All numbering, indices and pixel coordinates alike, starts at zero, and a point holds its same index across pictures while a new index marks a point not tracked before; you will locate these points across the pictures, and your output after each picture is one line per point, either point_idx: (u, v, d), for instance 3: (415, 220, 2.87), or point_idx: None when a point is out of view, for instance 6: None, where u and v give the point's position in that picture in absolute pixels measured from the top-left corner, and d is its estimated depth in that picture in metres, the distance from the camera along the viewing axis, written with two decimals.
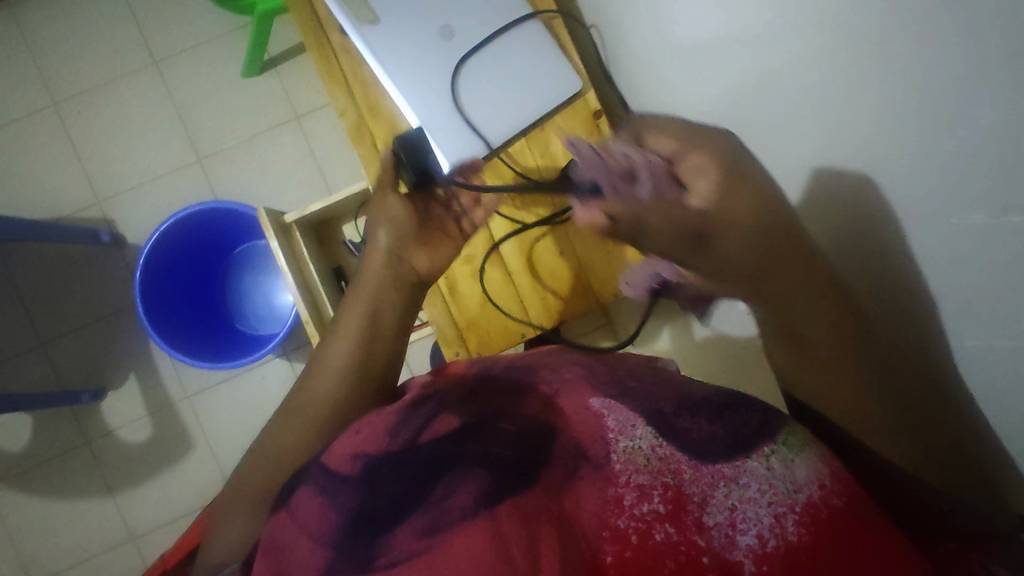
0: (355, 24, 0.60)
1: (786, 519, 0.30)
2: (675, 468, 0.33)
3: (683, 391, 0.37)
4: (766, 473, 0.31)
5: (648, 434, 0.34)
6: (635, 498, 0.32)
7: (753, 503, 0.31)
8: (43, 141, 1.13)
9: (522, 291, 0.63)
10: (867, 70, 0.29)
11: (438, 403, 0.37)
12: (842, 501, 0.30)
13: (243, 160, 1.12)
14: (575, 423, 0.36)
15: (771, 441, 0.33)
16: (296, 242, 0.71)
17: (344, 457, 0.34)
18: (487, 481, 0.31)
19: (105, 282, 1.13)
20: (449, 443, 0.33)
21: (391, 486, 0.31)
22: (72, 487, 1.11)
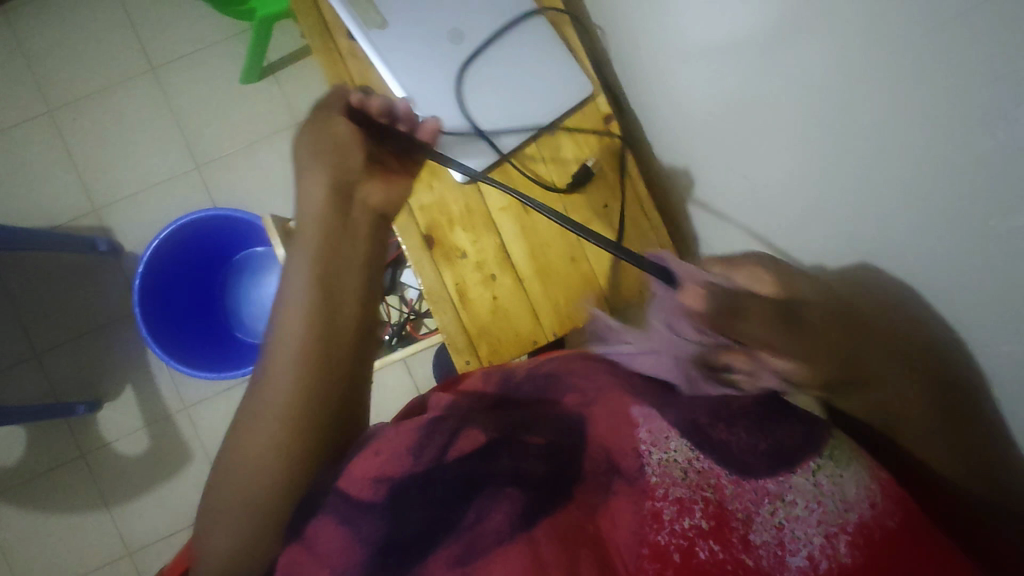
0: (363, 27, 0.59)
1: (837, 540, 0.28)
2: (715, 483, 0.31)
3: (726, 397, 0.35)
4: (813, 490, 0.29)
5: (683, 447, 0.32)
6: (675, 512, 0.30)
7: (800, 522, 0.29)
8: (38, 149, 1.11)
9: (534, 300, 0.62)
10: (909, 69, 0.27)
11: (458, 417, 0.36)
12: (896, 522, 0.27)
13: (242, 167, 1.11)
14: (603, 433, 0.35)
15: (816, 454, 0.31)
16: None
17: (364, 481, 0.32)
18: (520, 501, 0.31)
19: (102, 291, 1.11)
20: (475, 462, 0.33)
21: (420, 512, 0.31)
22: (66, 501, 1.08)
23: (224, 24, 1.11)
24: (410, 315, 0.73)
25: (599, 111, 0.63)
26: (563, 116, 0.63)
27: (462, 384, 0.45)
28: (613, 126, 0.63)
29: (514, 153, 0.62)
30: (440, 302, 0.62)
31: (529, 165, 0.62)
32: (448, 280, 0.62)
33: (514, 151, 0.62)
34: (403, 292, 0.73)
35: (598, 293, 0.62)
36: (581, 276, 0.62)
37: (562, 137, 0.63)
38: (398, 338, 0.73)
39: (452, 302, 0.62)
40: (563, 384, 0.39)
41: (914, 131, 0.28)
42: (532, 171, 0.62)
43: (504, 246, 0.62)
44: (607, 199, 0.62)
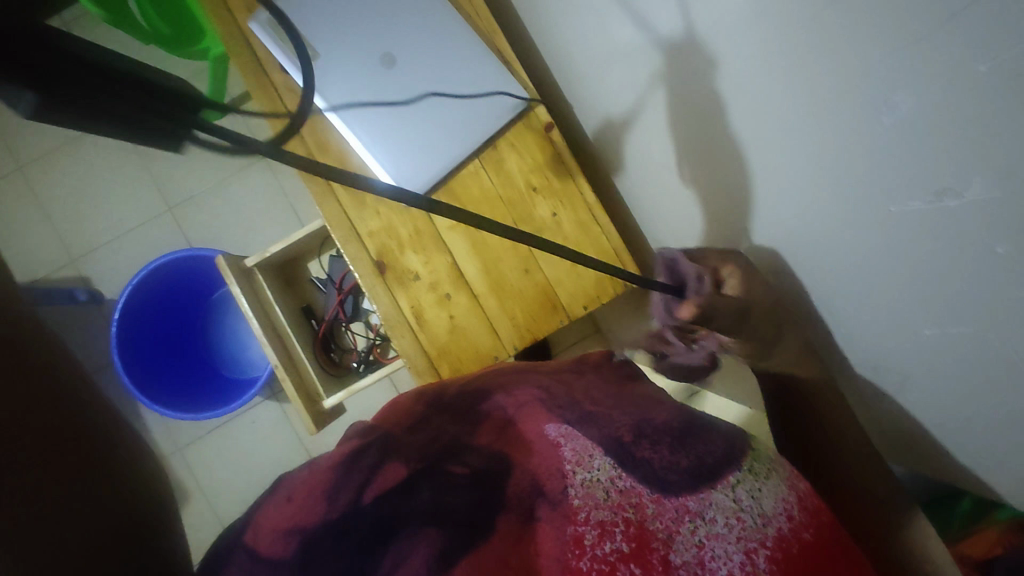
0: (295, 59, 0.60)
1: (757, 555, 0.29)
2: (636, 502, 0.32)
3: (642, 417, 0.39)
4: (733, 506, 0.32)
5: (606, 466, 0.34)
6: (596, 537, 0.30)
7: (720, 539, 0.30)
8: (12, 206, 1.16)
9: (492, 316, 0.62)
10: (814, 63, 0.30)
11: (380, 450, 0.37)
12: (809, 534, 0.31)
13: (215, 206, 1.16)
14: (532, 450, 0.38)
15: (737, 468, 0.34)
16: (259, 285, 0.67)
17: (274, 533, 0.31)
18: (438, 540, 0.31)
19: (88, 343, 1.15)
20: (395, 499, 0.34)
21: (330, 554, 0.31)
22: None
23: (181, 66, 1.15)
24: (376, 340, 0.73)
25: (539, 121, 0.63)
26: (504, 126, 0.62)
27: (395, 403, 0.48)
28: (555, 133, 0.62)
29: (455, 172, 0.62)
30: (396, 325, 0.62)
31: (472, 184, 0.62)
32: (402, 303, 0.62)
33: (454, 170, 0.62)
34: (367, 317, 0.74)
35: (554, 305, 0.62)
36: (537, 288, 0.62)
37: (504, 151, 0.63)
38: (366, 365, 0.73)
39: (408, 325, 0.62)
40: (494, 408, 0.43)
41: (821, 113, 0.31)
42: (478, 190, 0.62)
43: (456, 264, 0.62)
44: (555, 207, 0.62)
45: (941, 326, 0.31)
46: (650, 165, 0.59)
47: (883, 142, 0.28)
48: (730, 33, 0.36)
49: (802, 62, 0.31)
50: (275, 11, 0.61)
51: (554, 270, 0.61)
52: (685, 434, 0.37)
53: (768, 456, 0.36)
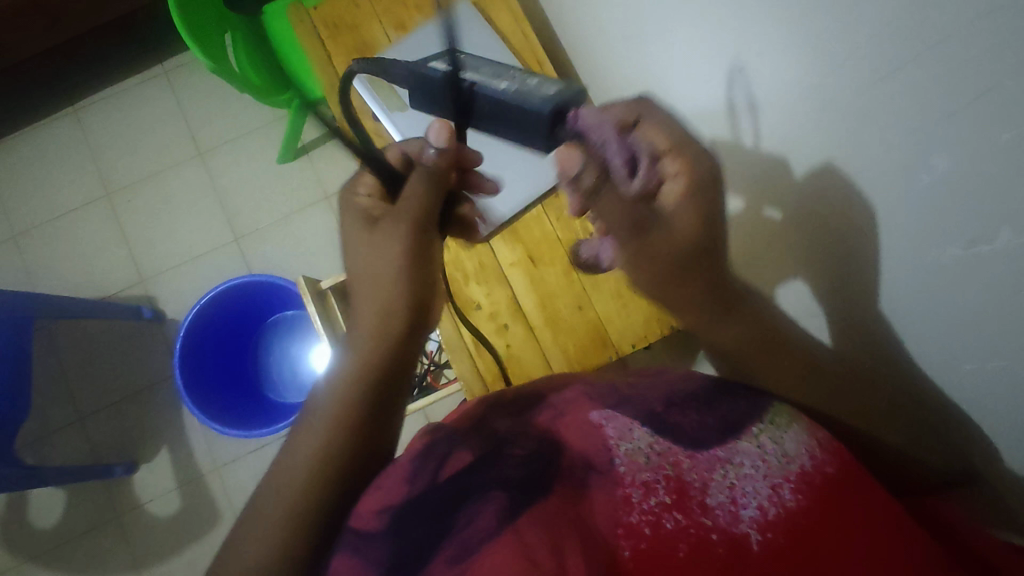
0: (386, 110, 0.69)
1: (782, 488, 0.33)
2: (674, 461, 0.36)
3: (670, 390, 0.43)
4: (758, 451, 0.35)
5: (644, 435, 0.38)
6: (642, 495, 0.35)
7: (749, 479, 0.34)
8: (94, 226, 1.27)
9: (545, 346, 0.67)
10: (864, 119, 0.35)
11: (445, 442, 0.41)
12: (833, 469, 0.33)
13: (277, 238, 1.25)
14: (578, 434, 0.40)
15: (760, 420, 0.37)
16: (330, 305, 0.74)
17: (369, 514, 0.35)
18: (504, 501, 0.35)
19: (145, 358, 1.23)
20: (464, 477, 0.37)
21: (415, 518, 0.35)
22: (102, 563, 1.16)
23: (262, 113, 1.28)
24: (431, 365, 0.78)
25: None
26: None
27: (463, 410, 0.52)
28: None
29: (520, 214, 0.69)
30: (456, 351, 0.67)
31: (535, 227, 0.69)
32: (464, 330, 0.67)
33: (520, 214, 0.69)
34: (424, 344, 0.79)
35: (603, 339, 0.66)
36: (589, 323, 0.67)
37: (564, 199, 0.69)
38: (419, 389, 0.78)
39: (467, 351, 0.67)
40: (543, 404, 0.45)
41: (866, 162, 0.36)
42: (540, 233, 0.69)
43: (515, 298, 0.68)
44: None
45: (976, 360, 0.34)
46: None
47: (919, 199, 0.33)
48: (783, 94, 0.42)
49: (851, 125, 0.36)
50: None
51: (605, 307, 0.66)
52: (710, 399, 0.40)
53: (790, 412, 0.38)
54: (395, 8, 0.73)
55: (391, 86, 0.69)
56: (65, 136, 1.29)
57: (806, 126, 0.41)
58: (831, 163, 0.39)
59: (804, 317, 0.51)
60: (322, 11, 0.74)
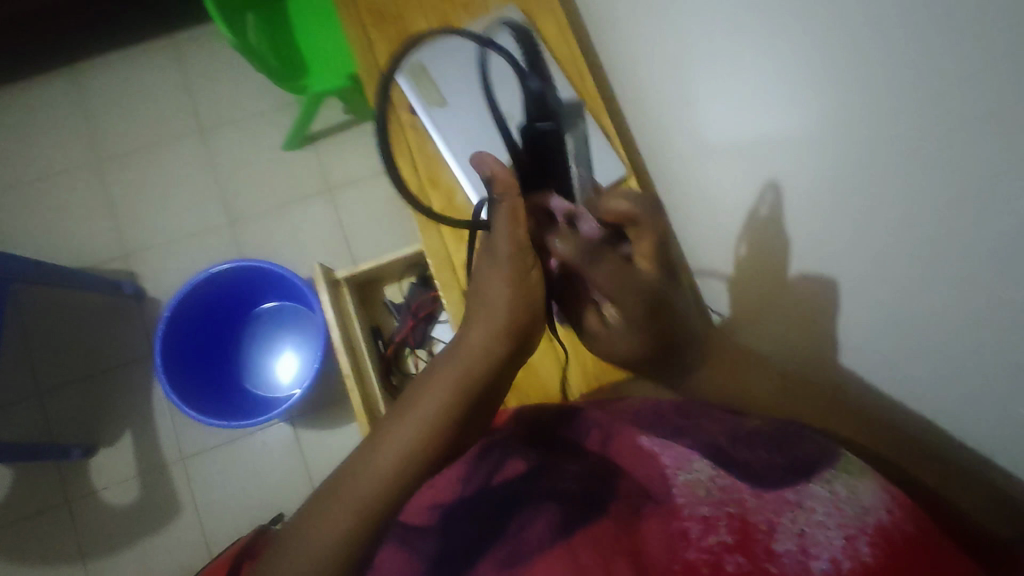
0: (426, 104, 0.68)
1: (859, 541, 0.29)
2: (737, 499, 0.33)
3: (736, 427, 0.41)
4: (831, 497, 0.32)
5: (705, 467, 0.37)
6: (702, 530, 0.32)
7: (821, 526, 0.30)
8: (79, 192, 1.21)
9: (565, 362, 0.66)
10: None
11: (498, 453, 0.44)
12: (911, 527, 0.30)
13: (274, 226, 1.21)
14: (628, 461, 0.41)
15: (832, 467, 0.35)
16: (343, 297, 0.72)
17: (422, 509, 0.39)
18: (558, 514, 0.36)
19: (118, 336, 1.16)
20: (517, 486, 0.40)
21: (467, 518, 0.38)
22: (45, 551, 1.09)
23: (272, 97, 1.24)
24: None
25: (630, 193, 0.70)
26: None
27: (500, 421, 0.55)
28: None
29: None
30: None
31: None
32: None
33: None
34: (432, 347, 0.78)
35: None
36: None
37: None
38: None
39: None
40: (586, 430, 0.47)
41: None
42: None
43: None
44: None
45: None
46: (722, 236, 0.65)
47: None
48: None
49: None
50: (416, 63, 0.70)
51: None
52: (781, 440, 0.38)
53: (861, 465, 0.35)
54: (441, 5, 0.73)
55: (433, 82, 0.69)
56: (59, 96, 1.24)
57: None
58: None
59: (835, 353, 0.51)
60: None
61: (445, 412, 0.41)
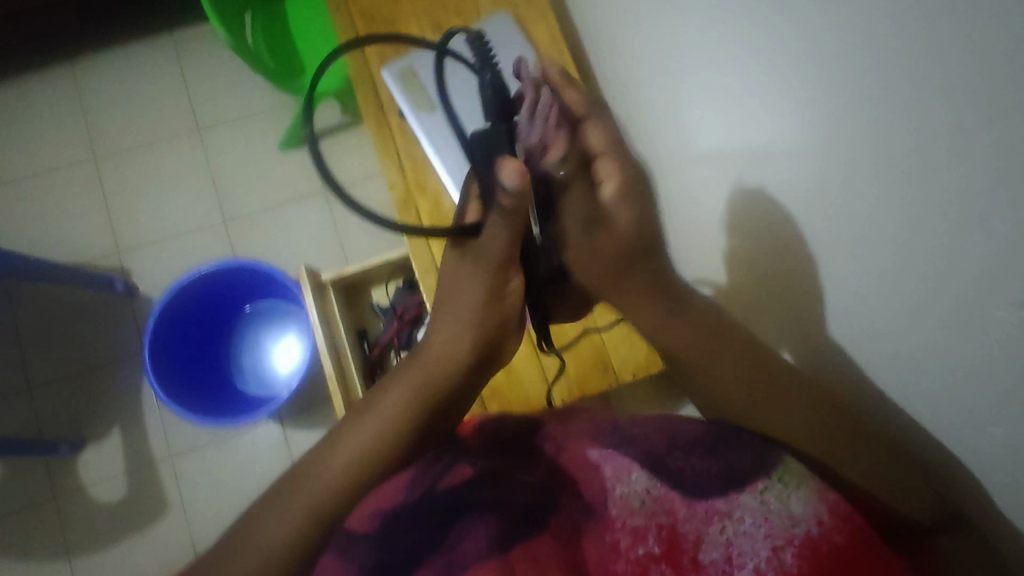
0: (414, 108, 0.68)
1: (783, 552, 0.33)
2: (670, 508, 0.37)
3: (676, 433, 0.42)
4: (761, 509, 0.35)
5: (642, 479, 0.38)
6: (631, 540, 0.36)
7: (748, 537, 0.34)
8: (75, 189, 1.21)
9: (547, 367, 0.66)
10: None
11: (450, 458, 0.44)
12: (841, 538, 0.33)
13: (268, 225, 1.21)
14: (578, 473, 0.41)
15: (766, 476, 0.37)
16: (328, 298, 0.72)
17: (364, 516, 0.39)
18: (497, 527, 0.37)
19: (109, 333, 1.16)
20: (461, 495, 0.40)
21: (408, 527, 0.38)
22: (31, 547, 1.09)
23: (270, 97, 1.25)
24: None
25: None
26: None
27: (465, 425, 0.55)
28: None
29: None
30: None
31: None
32: None
33: None
34: None
35: (605, 366, 0.66)
36: (593, 349, 0.66)
37: None
38: None
39: None
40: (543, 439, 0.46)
41: None
42: None
43: None
44: None
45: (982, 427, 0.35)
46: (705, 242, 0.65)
47: None
48: None
49: None
50: (405, 67, 0.70)
51: (613, 337, 0.66)
52: (716, 446, 0.40)
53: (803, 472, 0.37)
54: (432, 9, 0.73)
55: (423, 86, 0.69)
56: (57, 93, 1.24)
57: None
58: None
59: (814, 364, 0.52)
60: (358, 2, 0.73)
61: (415, 401, 0.47)
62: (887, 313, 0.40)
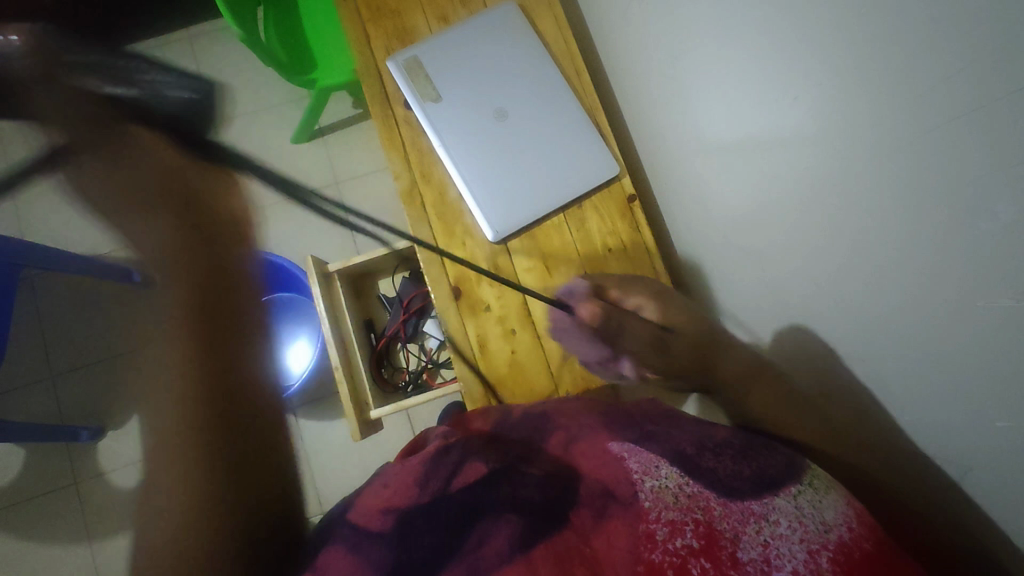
0: (419, 99, 0.68)
1: (820, 556, 0.30)
2: (704, 505, 0.35)
3: (704, 435, 0.42)
4: (794, 511, 0.33)
5: (673, 474, 0.38)
6: (668, 533, 0.34)
7: (784, 539, 0.32)
8: None
9: (552, 358, 0.66)
10: (915, 154, 0.35)
11: (460, 455, 0.43)
12: (870, 544, 0.31)
13: (281, 218, 1.22)
14: (600, 467, 0.41)
15: (798, 481, 0.36)
16: (335, 289, 0.73)
17: (373, 512, 0.38)
18: (519, 526, 0.36)
19: (128, 323, 1.19)
20: (478, 491, 0.39)
21: (423, 523, 0.36)
22: (54, 530, 1.12)
23: (284, 91, 1.26)
24: (429, 364, 0.78)
25: (623, 191, 0.69)
26: (590, 191, 0.68)
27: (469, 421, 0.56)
28: (636, 205, 0.68)
29: (539, 222, 0.68)
30: (460, 351, 0.66)
31: (553, 236, 0.68)
32: (470, 331, 0.66)
33: (539, 221, 0.68)
34: (424, 341, 0.79)
35: None
36: None
37: (587, 212, 0.69)
38: (415, 386, 0.77)
39: (472, 352, 0.66)
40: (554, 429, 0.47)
41: (896, 202, 0.37)
42: (557, 242, 0.68)
43: (526, 306, 0.66)
44: (626, 269, 0.67)
45: (989, 421, 0.34)
46: (715, 232, 0.64)
47: (964, 238, 0.32)
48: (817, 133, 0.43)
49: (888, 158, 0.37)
50: (412, 58, 0.70)
51: None
52: (746, 449, 0.39)
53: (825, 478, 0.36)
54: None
55: (428, 77, 0.69)
56: None
57: (839, 161, 0.42)
58: (872, 201, 0.39)
59: (819, 357, 0.51)
60: None
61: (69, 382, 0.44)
62: (898, 306, 0.39)
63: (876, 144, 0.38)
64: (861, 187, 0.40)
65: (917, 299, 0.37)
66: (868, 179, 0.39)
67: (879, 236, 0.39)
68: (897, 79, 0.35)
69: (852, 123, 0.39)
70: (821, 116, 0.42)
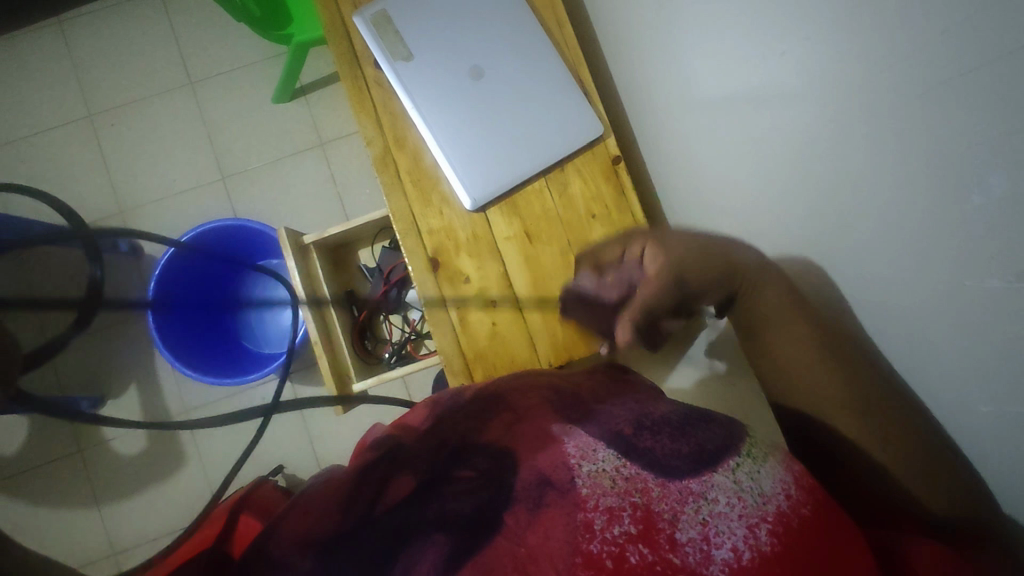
0: (390, 58, 0.64)
1: (759, 529, 0.31)
2: (642, 488, 0.34)
3: (641, 413, 0.41)
4: (734, 487, 0.33)
5: (610, 457, 0.37)
6: (605, 521, 0.33)
7: (724, 517, 0.32)
8: (73, 148, 1.20)
9: (532, 326, 0.64)
10: (900, 121, 0.32)
11: (386, 470, 0.42)
12: (808, 510, 0.32)
13: (265, 182, 1.19)
14: (539, 449, 0.40)
15: (736, 453, 0.35)
16: (311, 260, 0.71)
17: (293, 545, 0.36)
18: (447, 545, 0.35)
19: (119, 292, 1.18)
20: (405, 511, 0.38)
21: (346, 555, 0.35)
22: (64, 494, 1.15)
23: (262, 47, 1.20)
24: (411, 335, 0.77)
25: (607, 152, 0.65)
26: (572, 153, 0.65)
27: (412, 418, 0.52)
28: (620, 166, 0.65)
29: (518, 187, 0.65)
30: (438, 321, 0.64)
31: (532, 201, 0.65)
32: (449, 302, 0.65)
33: (518, 185, 0.65)
34: (406, 311, 0.79)
35: None
36: None
37: (570, 174, 0.66)
38: (398, 357, 0.77)
39: (451, 323, 0.64)
40: (504, 412, 0.46)
41: (881, 170, 0.35)
42: (537, 208, 0.65)
43: (506, 274, 0.65)
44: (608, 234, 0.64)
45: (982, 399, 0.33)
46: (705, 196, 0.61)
47: (951, 215, 0.31)
48: (802, 92, 0.40)
49: (877, 120, 0.34)
50: (379, 11, 0.65)
51: None
52: (683, 425, 0.39)
53: (766, 446, 0.37)
54: None
55: (397, 33, 0.64)
56: (48, 49, 1.21)
57: (825, 126, 0.39)
58: (859, 168, 0.37)
59: None
60: None
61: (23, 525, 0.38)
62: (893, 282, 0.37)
63: (863, 101, 0.34)
64: (849, 150, 0.37)
65: (909, 269, 0.35)
66: (854, 141, 0.36)
67: (864, 207, 0.37)
68: (888, 31, 0.31)
69: (839, 82, 0.36)
70: (806, 74, 0.39)
